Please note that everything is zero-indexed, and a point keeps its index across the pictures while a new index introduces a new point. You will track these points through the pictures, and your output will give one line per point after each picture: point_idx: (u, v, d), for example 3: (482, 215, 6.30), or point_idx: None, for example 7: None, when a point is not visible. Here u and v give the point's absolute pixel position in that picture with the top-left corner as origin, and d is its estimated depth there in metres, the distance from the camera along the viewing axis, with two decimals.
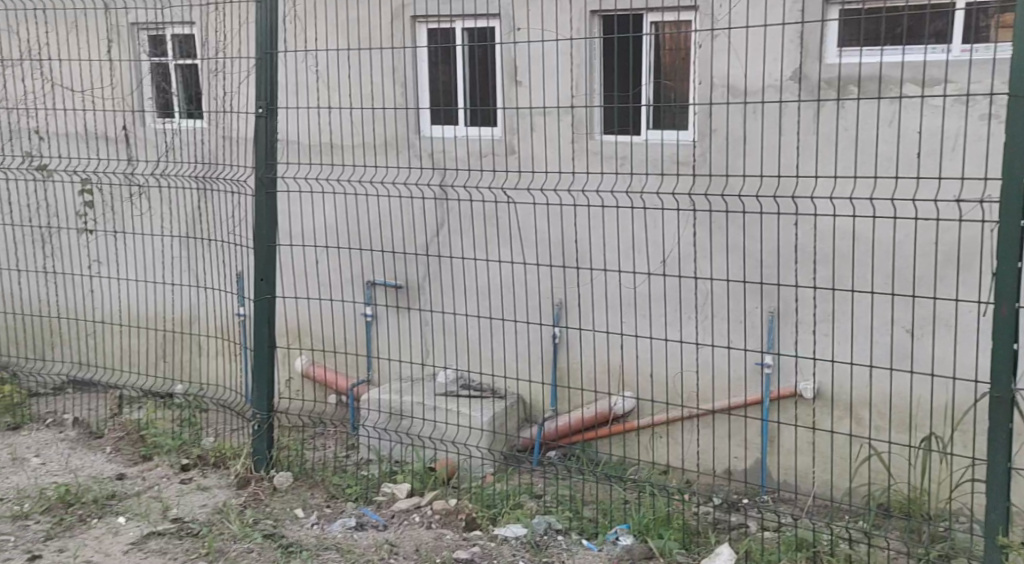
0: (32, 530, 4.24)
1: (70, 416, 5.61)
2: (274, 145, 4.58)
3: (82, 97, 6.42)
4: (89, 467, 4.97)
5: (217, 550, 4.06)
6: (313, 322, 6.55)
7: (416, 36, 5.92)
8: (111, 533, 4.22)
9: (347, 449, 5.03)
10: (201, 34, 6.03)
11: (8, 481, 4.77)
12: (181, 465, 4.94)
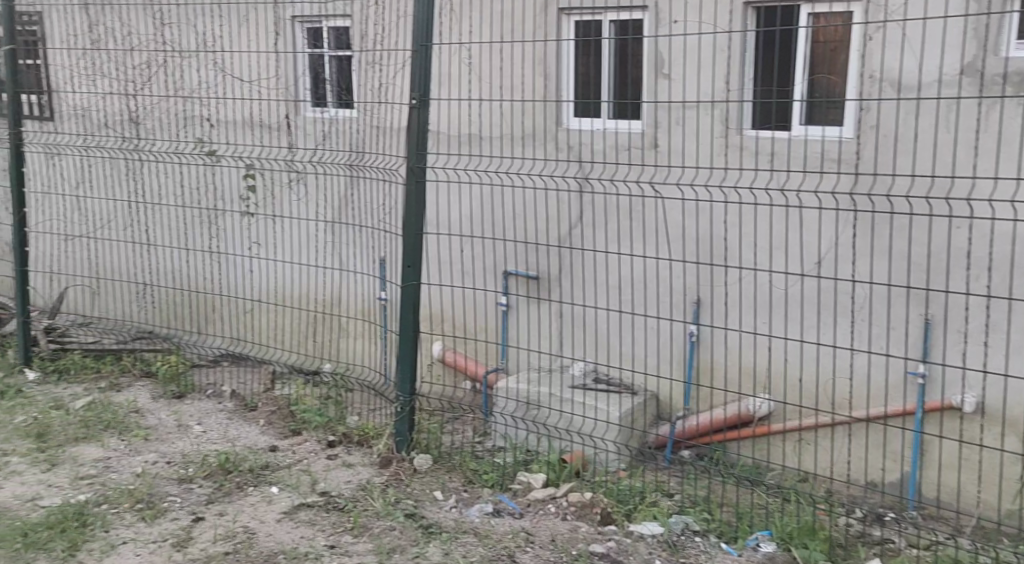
0: (195, 493, 4.51)
1: (229, 387, 5.97)
2: (426, 136, 4.65)
3: (249, 86, 6.70)
4: (244, 438, 5.25)
5: (362, 526, 4.22)
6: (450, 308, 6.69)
7: (563, 29, 5.94)
8: (265, 502, 4.45)
9: (479, 436, 5.12)
10: (360, 26, 6.31)
11: (174, 445, 5.09)
12: (328, 441, 5.16)
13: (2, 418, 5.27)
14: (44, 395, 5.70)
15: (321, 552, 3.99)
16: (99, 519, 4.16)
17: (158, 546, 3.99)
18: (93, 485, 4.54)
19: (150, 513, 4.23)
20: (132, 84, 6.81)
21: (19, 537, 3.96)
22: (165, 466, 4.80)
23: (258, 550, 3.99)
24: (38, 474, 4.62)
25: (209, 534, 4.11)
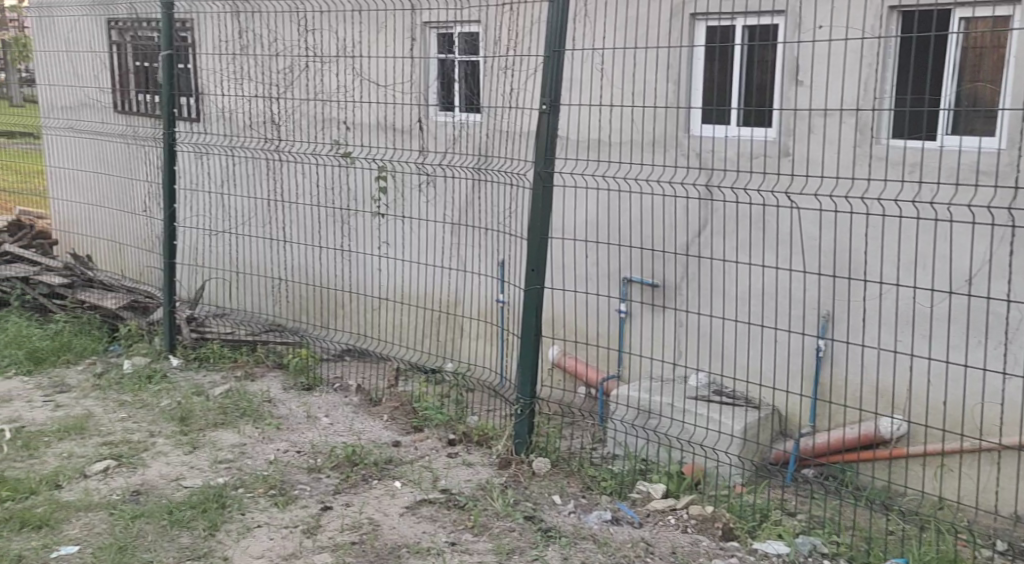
0: (323, 483, 4.66)
1: (355, 382, 6.07)
2: (555, 142, 4.61)
3: (385, 90, 6.78)
4: (369, 432, 5.38)
5: (482, 525, 4.26)
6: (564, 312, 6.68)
7: (694, 33, 5.83)
8: (389, 495, 4.56)
9: (595, 443, 5.10)
10: (495, 30, 6.35)
11: (303, 435, 5.27)
12: (448, 439, 5.23)
13: (148, 401, 5.59)
14: (185, 381, 5.99)
15: (443, 548, 4.06)
16: (236, 503, 4.36)
17: (290, 532, 4.15)
18: (230, 469, 4.76)
19: (282, 500, 4.40)
20: (275, 88, 7.05)
21: (164, 514, 4.19)
22: (295, 455, 4.98)
23: (382, 542, 4.09)
24: (180, 456, 4.87)
25: (336, 524, 4.24)
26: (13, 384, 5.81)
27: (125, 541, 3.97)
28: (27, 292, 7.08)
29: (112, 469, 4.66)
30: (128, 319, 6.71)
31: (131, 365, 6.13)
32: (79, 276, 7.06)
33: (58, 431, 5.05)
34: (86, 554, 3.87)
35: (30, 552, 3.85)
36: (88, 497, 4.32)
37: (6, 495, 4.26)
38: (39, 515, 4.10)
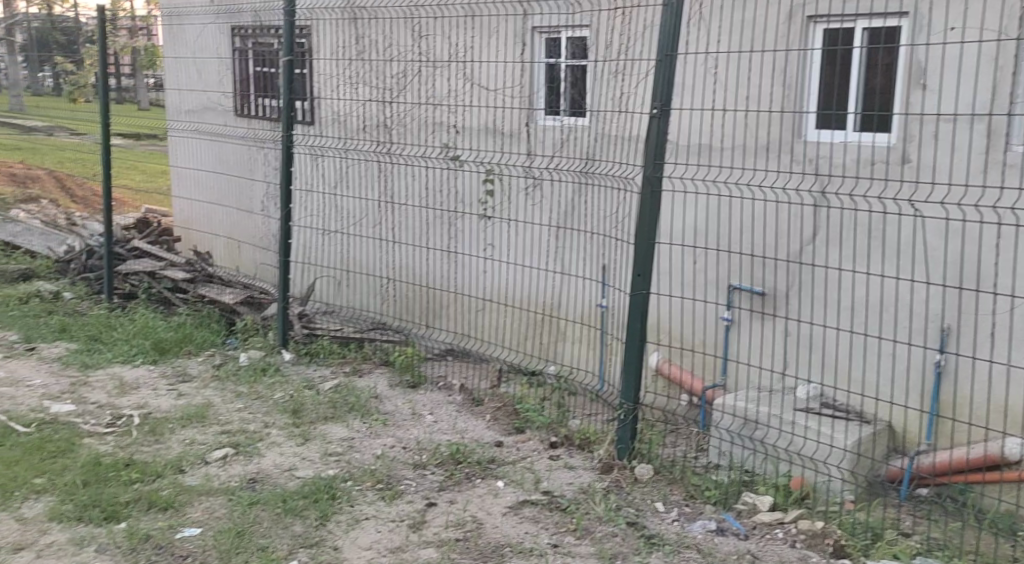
0: (428, 479, 4.73)
1: (457, 382, 6.17)
2: (665, 146, 4.48)
3: (495, 95, 6.71)
4: (472, 431, 5.41)
5: (584, 528, 4.25)
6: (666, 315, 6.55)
7: (812, 36, 5.66)
8: (491, 494, 4.57)
9: (697, 451, 4.99)
10: (604, 35, 6.26)
11: (409, 432, 5.35)
12: (550, 442, 5.21)
13: (263, 393, 5.80)
14: (297, 375, 6.19)
15: (545, 550, 4.06)
16: (346, 495, 4.48)
17: (396, 526, 4.23)
18: (339, 462, 4.89)
19: (389, 494, 4.50)
20: (388, 92, 7.14)
21: (278, 502, 4.34)
22: (402, 451, 5.07)
23: (486, 540, 4.13)
24: (293, 448, 5.04)
25: (441, 520, 4.30)
26: (140, 372, 6.12)
27: (243, 526, 4.14)
28: (153, 286, 7.44)
29: (230, 457, 4.85)
30: (245, 314, 6.95)
31: (247, 359, 6.37)
32: (201, 272, 7.38)
33: (182, 418, 5.30)
34: (206, 537, 4.04)
35: (156, 532, 4.05)
36: (209, 483, 4.52)
37: (134, 476, 4.50)
38: (164, 497, 4.31)
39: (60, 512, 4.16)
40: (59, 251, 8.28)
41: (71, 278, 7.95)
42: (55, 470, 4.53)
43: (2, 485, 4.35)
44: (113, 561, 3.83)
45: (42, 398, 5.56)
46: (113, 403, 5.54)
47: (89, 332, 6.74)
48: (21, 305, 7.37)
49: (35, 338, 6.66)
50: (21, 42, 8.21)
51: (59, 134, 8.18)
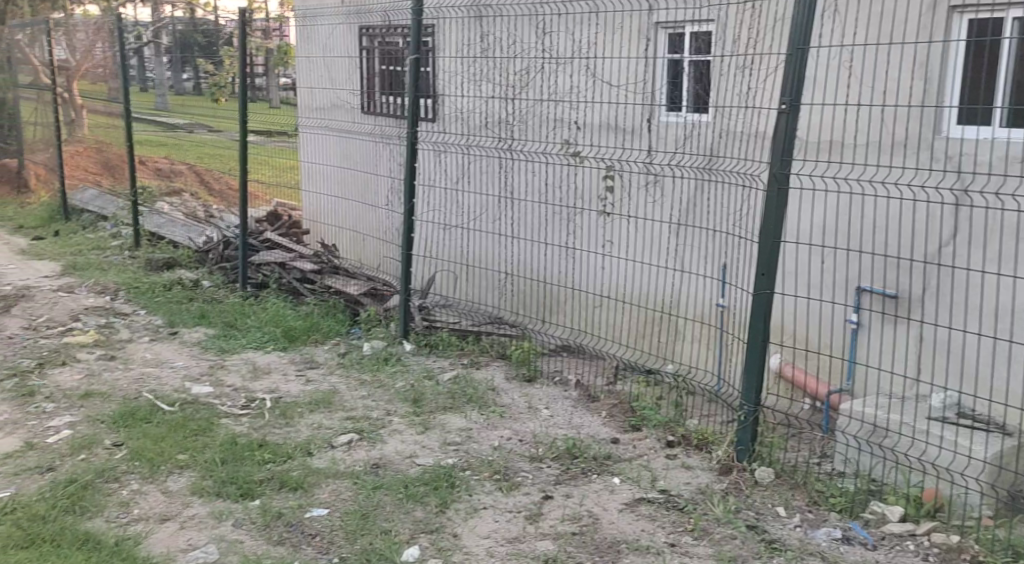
0: (545, 472, 4.75)
1: (574, 378, 6.08)
2: (793, 142, 4.37)
3: (617, 91, 6.62)
4: (587, 427, 5.33)
5: (703, 529, 4.20)
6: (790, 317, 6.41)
7: (954, 28, 5.42)
8: (607, 490, 4.56)
9: (821, 457, 4.89)
10: (731, 31, 6.15)
11: (525, 425, 5.35)
12: (667, 441, 5.09)
13: (385, 382, 5.97)
14: (417, 365, 6.32)
15: (662, 548, 4.05)
16: (464, 484, 4.56)
17: (514, 517, 4.29)
18: (458, 451, 4.98)
19: (506, 485, 4.55)
20: (511, 89, 7.18)
21: (401, 488, 4.47)
22: (518, 443, 5.09)
23: (602, 536, 4.14)
24: (414, 436, 5.16)
25: (558, 513, 4.33)
26: (272, 358, 6.40)
27: (367, 509, 4.28)
28: (284, 276, 7.79)
29: (355, 442, 5.02)
30: (369, 305, 7.18)
31: (369, 348, 6.54)
32: (328, 264, 7.67)
33: (310, 403, 5.51)
34: (334, 517, 4.21)
35: (287, 510, 4.24)
36: (335, 466, 4.69)
37: (266, 457, 4.71)
38: (294, 478, 4.50)
39: (201, 487, 4.41)
40: (199, 242, 8.78)
41: (209, 266, 8.43)
42: (195, 447, 4.79)
43: (149, 459, 4.63)
44: (248, 536, 4.03)
45: (184, 379, 5.89)
46: (247, 387, 5.81)
47: (225, 319, 7.08)
48: (165, 292, 7.82)
49: (177, 323, 7.05)
50: (168, 45, 8.65)
51: (196, 129, 8.45)
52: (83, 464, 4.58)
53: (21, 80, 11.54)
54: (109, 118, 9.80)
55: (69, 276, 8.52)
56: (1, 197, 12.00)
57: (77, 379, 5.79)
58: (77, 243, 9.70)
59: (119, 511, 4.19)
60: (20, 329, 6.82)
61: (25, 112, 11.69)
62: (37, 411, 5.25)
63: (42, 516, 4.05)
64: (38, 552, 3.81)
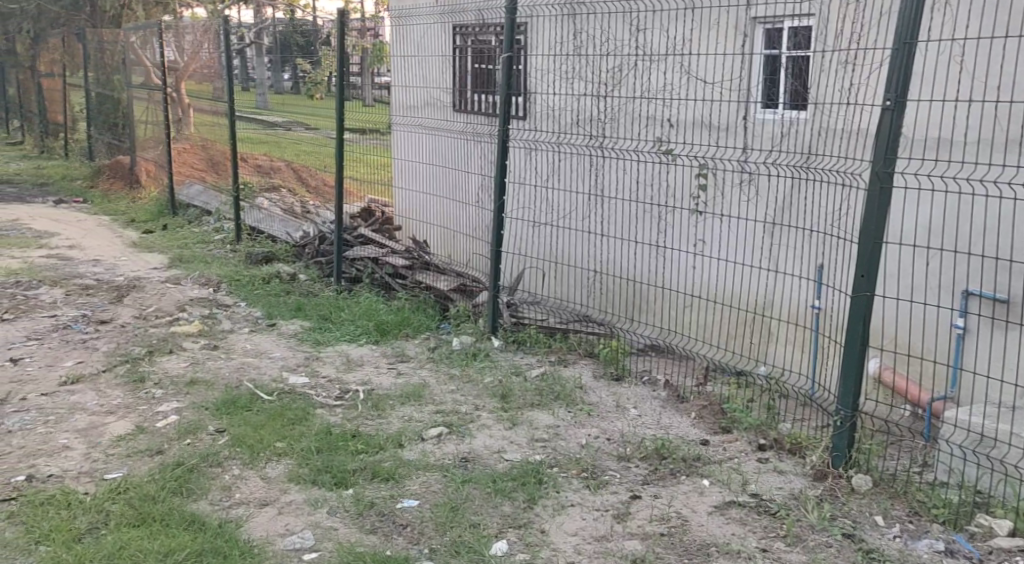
0: (633, 471, 4.72)
1: (663, 377, 6.01)
2: (899, 141, 4.23)
3: (712, 88, 6.48)
4: (676, 428, 5.26)
5: (796, 535, 4.12)
6: (890, 322, 6.24)
7: None
8: (697, 492, 4.51)
9: (921, 465, 4.73)
10: (834, 24, 5.93)
11: (613, 424, 5.31)
12: (758, 444, 4.99)
13: (474, 377, 6.03)
14: (506, 361, 6.36)
15: (754, 553, 3.98)
16: (552, 480, 4.57)
17: (602, 515, 4.29)
18: (546, 448, 4.99)
19: (594, 483, 4.54)
20: (604, 86, 7.12)
21: (490, 482, 4.51)
22: (607, 442, 5.06)
23: (692, 538, 4.10)
24: (502, 431, 5.20)
25: (646, 513, 4.30)
26: (364, 351, 6.54)
27: (457, 502, 4.34)
28: (376, 272, 7.92)
29: (445, 435, 5.09)
30: (458, 301, 7.25)
31: (458, 343, 6.60)
32: (418, 259, 7.75)
33: (401, 396, 5.61)
34: (424, 509, 4.28)
35: (379, 500, 4.33)
36: (426, 458, 4.77)
37: (359, 447, 4.82)
38: (387, 469, 4.59)
39: (297, 474, 4.54)
40: (295, 236, 9.05)
41: (306, 260, 8.70)
42: (292, 435, 4.93)
43: (249, 446, 4.79)
44: (343, 524, 4.14)
45: (282, 369, 6.07)
46: (341, 378, 5.94)
47: (321, 312, 7.27)
48: (264, 285, 8.07)
49: (275, 316, 7.26)
50: (269, 45, 8.86)
51: (294, 128, 8.66)
52: (188, 448, 4.77)
53: (132, 80, 12.00)
54: (213, 116, 10.21)
55: (175, 268, 8.87)
56: (115, 192, 12.60)
57: (182, 367, 6.03)
58: (183, 237, 10.13)
59: (222, 495, 4.35)
60: (130, 318, 7.13)
61: (136, 112, 12.19)
62: (146, 396, 5.49)
63: (151, 497, 4.23)
64: (148, 531, 3.97)
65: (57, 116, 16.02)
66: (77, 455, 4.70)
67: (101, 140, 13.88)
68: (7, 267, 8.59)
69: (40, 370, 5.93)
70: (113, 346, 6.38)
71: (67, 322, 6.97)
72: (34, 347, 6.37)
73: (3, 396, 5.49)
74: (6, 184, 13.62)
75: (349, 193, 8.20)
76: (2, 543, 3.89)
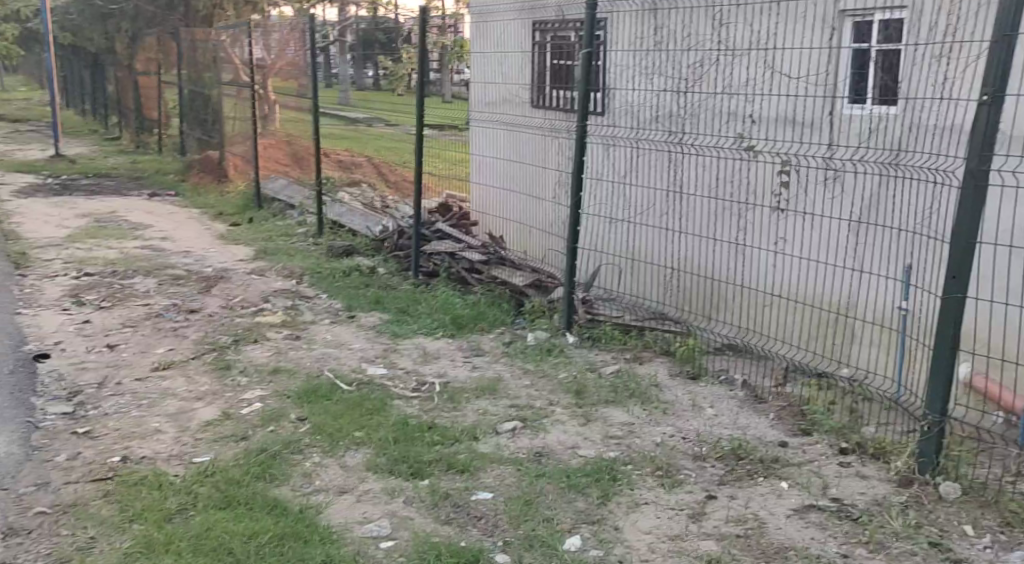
0: (708, 471, 4.67)
1: (741, 378, 5.89)
2: (996, 136, 4.07)
3: (797, 83, 6.28)
4: (754, 428, 5.18)
5: (878, 542, 4.01)
6: (984, 324, 6.05)
7: None
8: (774, 495, 4.43)
9: (1013, 474, 4.54)
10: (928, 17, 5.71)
11: (688, 423, 5.26)
12: (840, 448, 4.89)
13: (549, 372, 6.04)
14: (580, 357, 6.31)
15: (834, 558, 3.90)
16: (626, 478, 4.55)
17: (676, 514, 4.25)
18: (620, 445, 4.97)
19: (669, 482, 4.51)
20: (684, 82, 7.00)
21: (564, 478, 4.52)
22: (682, 441, 5.01)
23: (769, 541, 4.03)
24: (576, 427, 5.20)
25: (722, 514, 4.25)
26: (441, 344, 6.62)
27: (531, 496, 4.36)
28: (453, 266, 7.98)
29: (519, 430, 5.11)
30: (533, 297, 7.25)
31: (533, 339, 6.61)
32: (494, 255, 7.78)
33: (476, 390, 5.66)
34: (499, 502, 4.31)
35: (454, 492, 4.38)
36: (500, 452, 4.80)
37: (435, 439, 4.88)
38: (462, 461, 4.64)
39: (375, 464, 4.62)
40: (375, 231, 9.26)
41: (384, 255, 8.82)
42: (370, 425, 5.02)
43: (329, 434, 4.90)
44: (418, 514, 4.20)
45: (361, 360, 6.18)
46: (418, 371, 6.03)
47: (399, 305, 7.37)
48: (344, 278, 8.23)
49: (354, 308, 7.40)
50: (352, 43, 8.99)
51: (375, 124, 8.80)
52: (271, 435, 4.90)
53: (222, 77, 12.33)
54: (298, 112, 10.43)
55: (260, 260, 9.11)
56: (206, 185, 13.02)
57: (266, 356, 6.20)
58: (268, 229, 10.41)
59: (303, 481, 4.46)
60: (217, 307, 7.36)
61: (225, 108, 12.53)
62: (232, 383, 5.66)
63: (236, 481, 4.36)
64: (234, 513, 4.10)
65: (151, 112, 16.59)
66: (168, 438, 4.87)
67: (192, 135, 14.33)
68: (104, 256, 8.95)
69: (134, 356, 6.17)
70: (202, 335, 6.59)
71: (159, 311, 7.23)
72: (129, 334, 6.62)
73: (100, 380, 5.73)
74: (103, 177, 14.19)
75: (429, 188, 8.33)
76: (98, 520, 4.06)
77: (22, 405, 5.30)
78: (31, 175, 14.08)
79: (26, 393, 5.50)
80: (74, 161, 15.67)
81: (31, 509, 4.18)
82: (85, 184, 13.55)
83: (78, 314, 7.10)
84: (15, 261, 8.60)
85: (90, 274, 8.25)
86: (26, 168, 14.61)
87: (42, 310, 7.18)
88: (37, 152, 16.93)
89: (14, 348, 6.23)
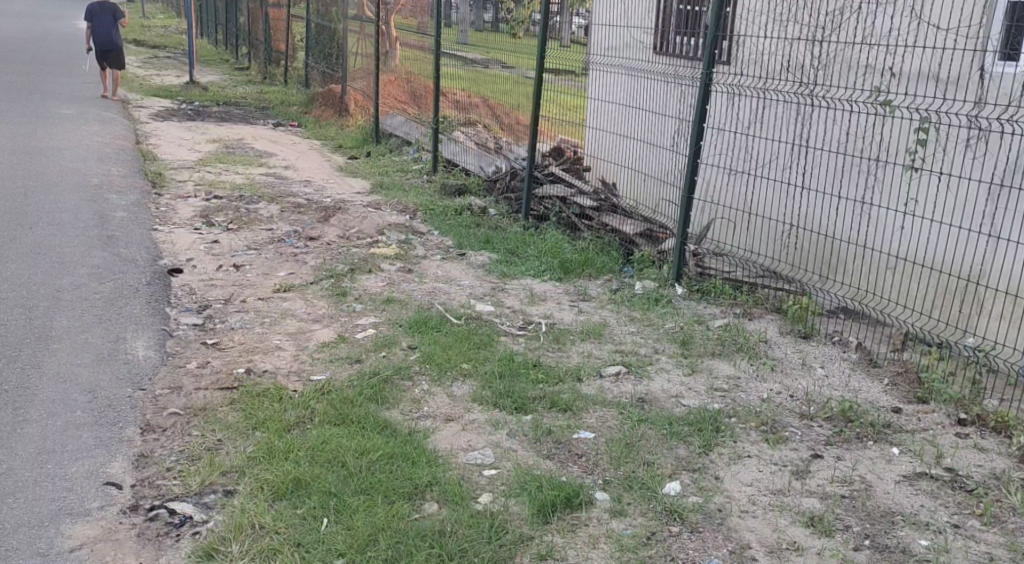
0: (815, 430, 4.60)
1: (855, 340, 5.71)
2: None
3: (945, 35, 5.81)
4: (866, 392, 5.06)
5: (994, 515, 3.90)
6: None
7: None
8: (884, 460, 4.34)
9: None
10: None
11: (797, 382, 5.17)
12: (958, 418, 4.75)
13: (655, 321, 6.01)
14: (687, 309, 6.25)
15: (944, 527, 3.81)
16: (730, 430, 4.53)
17: (779, 470, 4.22)
18: (724, 398, 4.93)
19: (774, 438, 4.46)
20: (819, 30, 6.61)
21: (666, 424, 4.53)
22: (789, 399, 4.94)
23: (875, 504, 3.97)
24: (681, 377, 5.18)
25: (827, 473, 4.20)
26: (548, 287, 6.67)
27: (632, 439, 4.40)
28: (563, 210, 7.98)
29: (622, 374, 5.14)
30: (642, 246, 7.20)
31: (641, 288, 6.56)
32: (606, 202, 7.73)
33: (582, 332, 5.70)
34: (600, 442, 4.37)
35: (556, 429, 4.45)
36: (603, 394, 4.84)
37: (539, 377, 4.95)
38: (564, 400, 4.70)
39: (480, 396, 4.73)
40: (489, 172, 9.33)
41: (496, 196, 8.94)
42: (477, 359, 5.13)
43: (438, 363, 5.03)
44: (521, 446, 4.30)
45: (470, 297, 6.29)
46: (525, 310, 6.11)
47: (508, 246, 7.44)
48: (456, 216, 8.33)
49: (465, 246, 7.51)
50: None
51: (493, 66, 8.83)
52: (382, 360, 5.08)
53: (348, 12, 12.49)
54: (416, 50, 10.61)
55: (376, 194, 9.31)
56: (328, 119, 13.34)
57: (380, 286, 6.37)
58: (384, 165, 10.60)
59: (411, 407, 4.60)
60: (335, 237, 7.58)
61: (348, 43, 12.73)
62: (347, 309, 5.86)
63: (350, 400, 4.54)
64: (349, 430, 4.27)
65: (279, 45, 16.98)
66: (288, 355, 5.11)
67: (317, 69, 14.65)
68: (231, 181, 9.31)
69: (258, 277, 6.44)
70: (320, 261, 6.81)
71: (281, 236, 7.51)
72: (253, 256, 6.91)
73: (227, 297, 6.01)
74: (232, 106, 14.66)
75: (541, 131, 8.22)
76: (225, 425, 4.31)
77: (158, 314, 5.64)
78: (167, 101, 14.67)
79: (161, 303, 5.83)
80: (206, 88, 16.22)
81: (165, 409, 4.46)
82: (215, 111, 14.03)
83: (207, 234, 7.44)
84: (152, 180, 9.04)
85: (219, 197, 8.62)
86: (162, 93, 15.22)
87: (176, 228, 7.57)
88: (173, 78, 17.62)
89: (150, 261, 6.59)
